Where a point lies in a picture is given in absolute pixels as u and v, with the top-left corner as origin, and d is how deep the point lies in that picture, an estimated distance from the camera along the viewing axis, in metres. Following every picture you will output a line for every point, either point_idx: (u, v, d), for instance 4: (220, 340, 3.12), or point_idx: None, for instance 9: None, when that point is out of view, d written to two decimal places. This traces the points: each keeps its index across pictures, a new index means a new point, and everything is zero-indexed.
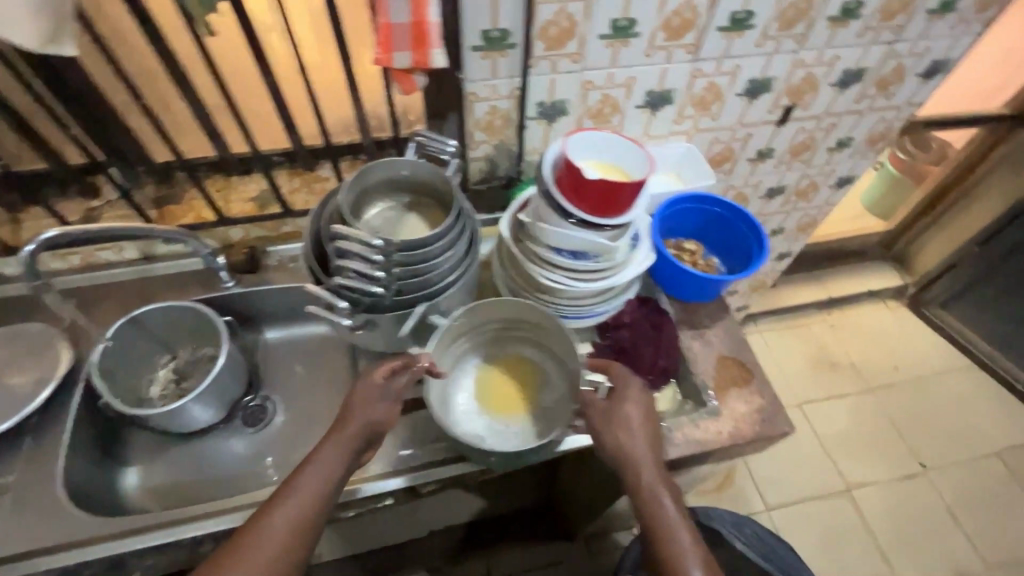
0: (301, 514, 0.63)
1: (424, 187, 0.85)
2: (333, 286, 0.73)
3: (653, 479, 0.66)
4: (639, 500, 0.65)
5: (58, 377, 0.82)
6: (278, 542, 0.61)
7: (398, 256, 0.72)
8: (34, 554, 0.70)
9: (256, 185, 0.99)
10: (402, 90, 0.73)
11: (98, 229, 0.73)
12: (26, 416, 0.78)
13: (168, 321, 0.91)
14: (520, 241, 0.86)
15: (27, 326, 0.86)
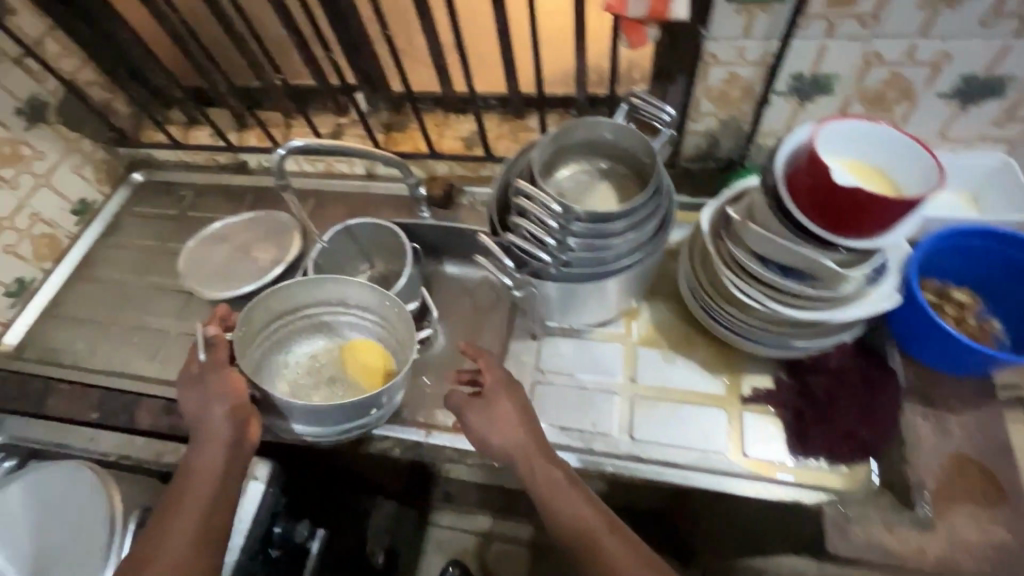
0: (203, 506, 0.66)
1: (625, 157, 0.77)
2: (503, 243, 0.71)
3: (544, 475, 0.65)
4: (541, 499, 0.65)
5: (287, 261, 0.99)
6: (190, 531, 0.65)
7: (577, 229, 0.67)
8: None
9: (468, 125, 1.02)
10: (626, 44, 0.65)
11: (333, 145, 0.82)
12: (262, 286, 0.95)
13: (371, 234, 1.01)
14: (718, 239, 0.73)
15: (279, 214, 1.06)
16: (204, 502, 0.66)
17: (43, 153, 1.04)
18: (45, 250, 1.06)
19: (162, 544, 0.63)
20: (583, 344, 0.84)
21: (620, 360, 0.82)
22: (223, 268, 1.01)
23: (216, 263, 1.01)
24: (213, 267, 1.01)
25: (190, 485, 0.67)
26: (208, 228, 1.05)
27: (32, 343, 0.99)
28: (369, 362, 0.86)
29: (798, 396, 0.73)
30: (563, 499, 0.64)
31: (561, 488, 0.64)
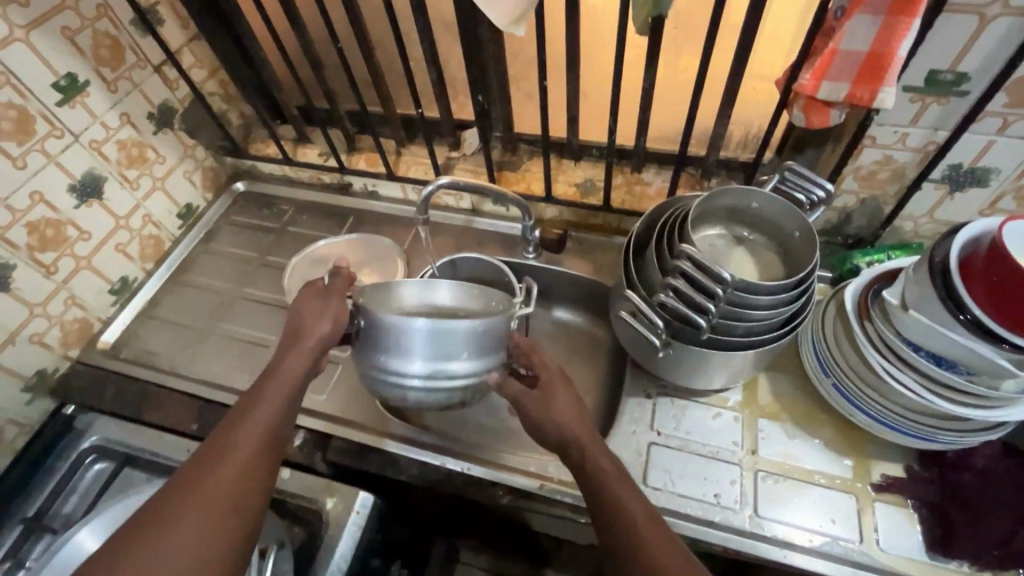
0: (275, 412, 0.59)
1: (768, 227, 0.77)
2: (655, 301, 0.70)
3: (598, 464, 0.60)
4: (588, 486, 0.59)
5: None
6: (257, 433, 0.56)
7: (738, 299, 0.66)
8: (339, 422, 0.87)
9: (582, 172, 1.03)
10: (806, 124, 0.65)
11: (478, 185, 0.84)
12: None
13: (475, 269, 1.02)
14: (866, 319, 0.72)
15: (383, 240, 1.08)
16: (285, 403, 0.60)
17: (163, 158, 1.06)
18: (149, 251, 1.07)
19: (240, 432, 0.56)
20: (699, 408, 0.82)
21: (739, 432, 0.79)
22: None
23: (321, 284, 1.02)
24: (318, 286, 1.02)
25: (274, 384, 0.62)
26: (312, 246, 1.06)
27: (128, 344, 0.99)
28: None
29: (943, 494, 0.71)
30: (613, 483, 0.58)
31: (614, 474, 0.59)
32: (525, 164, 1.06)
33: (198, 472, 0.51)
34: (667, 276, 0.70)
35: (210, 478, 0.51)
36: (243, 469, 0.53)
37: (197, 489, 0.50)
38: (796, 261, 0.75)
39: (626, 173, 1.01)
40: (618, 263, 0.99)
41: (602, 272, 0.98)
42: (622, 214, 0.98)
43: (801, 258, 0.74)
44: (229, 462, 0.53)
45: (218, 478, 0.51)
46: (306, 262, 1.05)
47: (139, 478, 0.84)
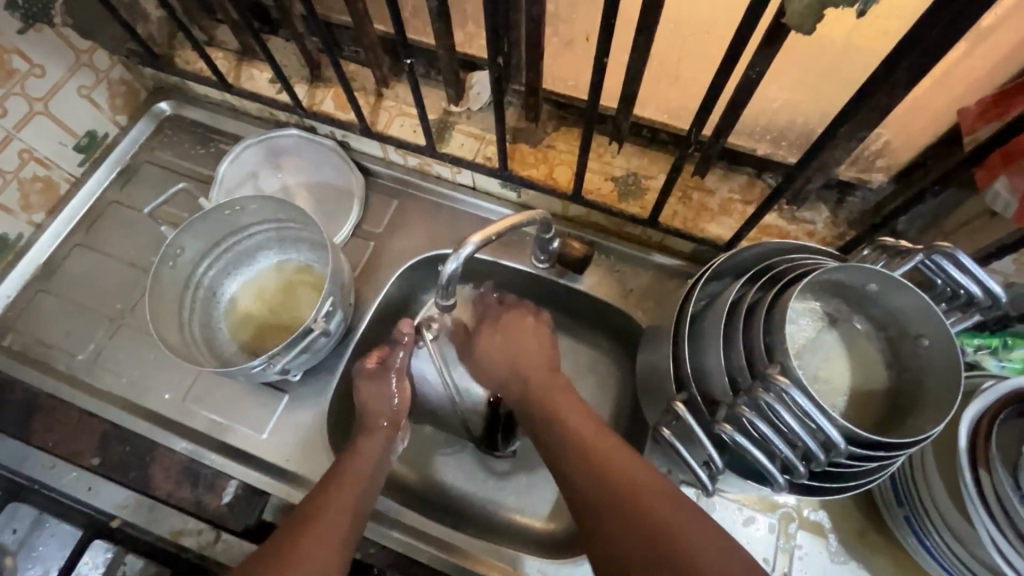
0: (356, 490, 0.57)
1: (885, 316, 0.55)
2: (715, 430, 0.50)
3: (577, 428, 0.57)
4: (558, 457, 0.56)
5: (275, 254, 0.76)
6: (345, 510, 0.55)
7: (838, 456, 0.46)
8: (276, 474, 0.68)
9: (625, 163, 0.77)
10: (1013, 208, 0.48)
11: (514, 224, 0.60)
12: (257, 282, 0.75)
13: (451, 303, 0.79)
14: (982, 469, 0.53)
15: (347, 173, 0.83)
16: (362, 483, 0.58)
17: (43, 68, 0.75)
18: (35, 199, 0.80)
19: (324, 505, 0.54)
20: (730, 507, 0.67)
21: (772, 547, 0.65)
22: (264, 320, 0.74)
23: (247, 296, 0.75)
24: (242, 305, 0.74)
25: (351, 465, 0.60)
26: (271, 139, 0.84)
27: (18, 327, 0.78)
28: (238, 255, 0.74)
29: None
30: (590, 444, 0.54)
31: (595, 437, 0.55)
32: (550, 137, 0.78)
33: (312, 517, 0.53)
34: (736, 398, 0.50)
35: (333, 526, 0.52)
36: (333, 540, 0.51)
37: (305, 555, 0.49)
38: (917, 374, 0.53)
39: (684, 172, 0.75)
40: (652, 293, 0.77)
41: (633, 302, 0.76)
42: (671, 231, 0.74)
43: (926, 376, 0.52)
44: (323, 544, 0.50)
45: (330, 531, 0.52)
46: (254, 157, 0.84)
47: (29, 513, 0.69)
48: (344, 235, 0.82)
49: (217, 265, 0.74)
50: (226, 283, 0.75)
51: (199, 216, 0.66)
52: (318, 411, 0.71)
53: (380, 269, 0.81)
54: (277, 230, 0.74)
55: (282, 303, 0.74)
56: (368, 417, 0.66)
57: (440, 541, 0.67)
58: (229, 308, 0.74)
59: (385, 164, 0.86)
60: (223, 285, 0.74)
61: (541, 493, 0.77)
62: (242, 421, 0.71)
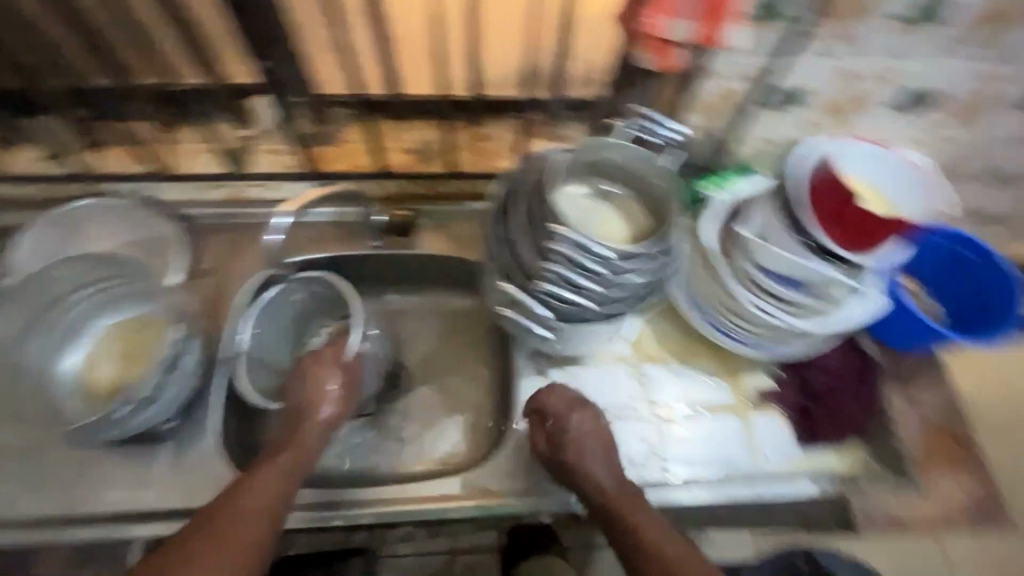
0: (273, 484, 0.62)
1: (628, 176, 0.72)
2: (535, 290, 0.64)
3: (652, 538, 0.61)
4: (629, 551, 0.61)
5: (103, 316, 0.74)
6: (258, 499, 0.60)
7: (621, 271, 0.62)
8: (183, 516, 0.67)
9: (417, 134, 0.88)
10: (653, 63, 0.63)
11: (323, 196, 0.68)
12: (91, 347, 0.73)
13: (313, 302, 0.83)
14: (727, 256, 0.74)
15: (162, 222, 0.83)
16: (280, 476, 0.63)
17: None
18: None
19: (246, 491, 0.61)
20: (592, 369, 0.81)
21: (631, 384, 0.80)
22: (114, 381, 0.71)
23: (90, 367, 0.72)
24: (85, 376, 0.71)
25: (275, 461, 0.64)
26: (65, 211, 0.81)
27: None
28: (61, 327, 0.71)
29: (793, 368, 0.78)
30: (654, 553, 0.60)
31: (630, 505, 0.64)
32: (344, 132, 0.87)
33: (226, 511, 0.59)
34: (543, 259, 0.63)
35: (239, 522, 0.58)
36: (240, 521, 0.58)
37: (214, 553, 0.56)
38: (660, 207, 0.71)
39: (466, 128, 0.88)
40: (478, 234, 0.89)
41: (465, 246, 0.88)
42: (474, 176, 0.88)
43: (664, 206, 0.71)
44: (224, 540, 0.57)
45: (241, 525, 0.58)
46: (51, 233, 0.81)
47: None
48: (178, 276, 0.82)
49: (39, 342, 0.70)
50: (61, 361, 0.71)
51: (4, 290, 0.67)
52: (209, 440, 0.71)
53: (228, 297, 0.83)
54: (99, 293, 0.72)
55: (132, 361, 0.73)
56: (314, 391, 0.69)
57: (365, 497, 0.72)
58: (71, 386, 0.71)
59: (199, 204, 0.87)
60: (55, 364, 0.71)
61: (449, 435, 0.85)
62: (126, 486, 0.69)
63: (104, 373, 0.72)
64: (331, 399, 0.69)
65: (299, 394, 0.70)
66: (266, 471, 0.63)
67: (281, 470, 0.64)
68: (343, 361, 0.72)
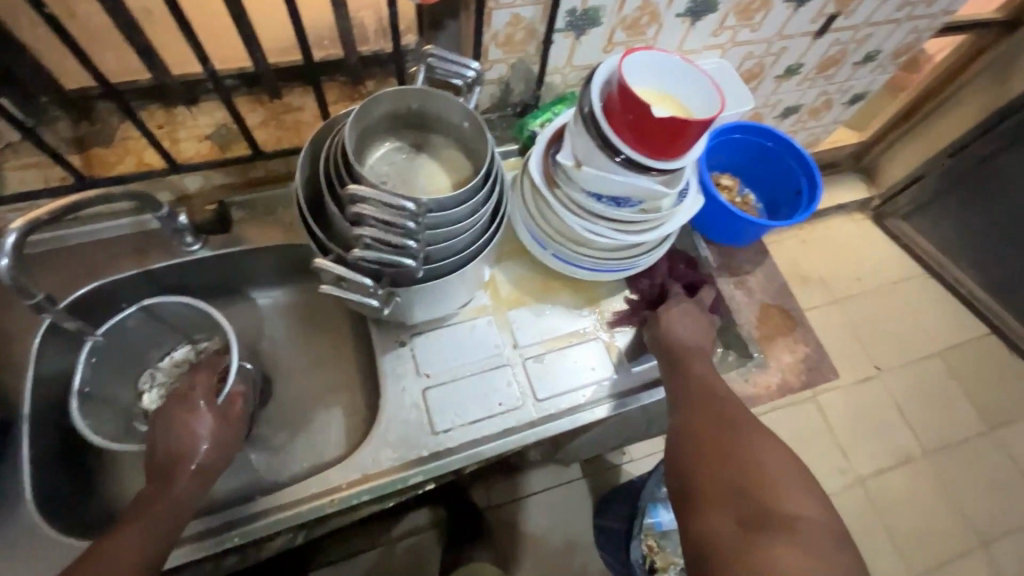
0: (154, 526, 0.56)
1: (438, 123, 0.69)
2: (355, 260, 0.59)
3: (728, 409, 0.64)
4: (683, 405, 0.67)
5: None
6: (140, 537, 0.55)
7: (439, 219, 0.59)
8: None
9: (208, 119, 0.78)
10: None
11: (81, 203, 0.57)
12: None
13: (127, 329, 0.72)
14: (555, 187, 0.73)
15: None
16: (168, 507, 0.57)
17: None
18: None
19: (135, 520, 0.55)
20: (454, 328, 0.79)
21: (495, 333, 0.79)
22: None
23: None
24: None
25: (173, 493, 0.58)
26: None
27: None
28: None
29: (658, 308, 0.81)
30: (722, 415, 0.64)
31: (718, 394, 0.66)
32: (119, 130, 0.75)
33: (116, 539, 0.54)
34: (355, 224, 0.59)
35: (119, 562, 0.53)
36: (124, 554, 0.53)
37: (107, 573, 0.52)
38: (476, 151, 0.69)
39: (265, 103, 0.80)
40: None
41: (295, 231, 0.81)
42: (285, 155, 0.80)
43: (479, 149, 0.68)
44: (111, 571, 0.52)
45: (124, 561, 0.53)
46: None
47: None
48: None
49: None
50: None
51: None
52: (23, 510, 0.62)
53: None
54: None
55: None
56: (172, 449, 0.61)
57: (228, 523, 0.65)
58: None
59: None
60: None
61: (325, 431, 0.80)
62: None
63: None
64: (205, 446, 0.62)
65: (164, 445, 0.61)
66: (157, 504, 0.57)
67: (162, 511, 0.57)
68: (216, 406, 0.65)
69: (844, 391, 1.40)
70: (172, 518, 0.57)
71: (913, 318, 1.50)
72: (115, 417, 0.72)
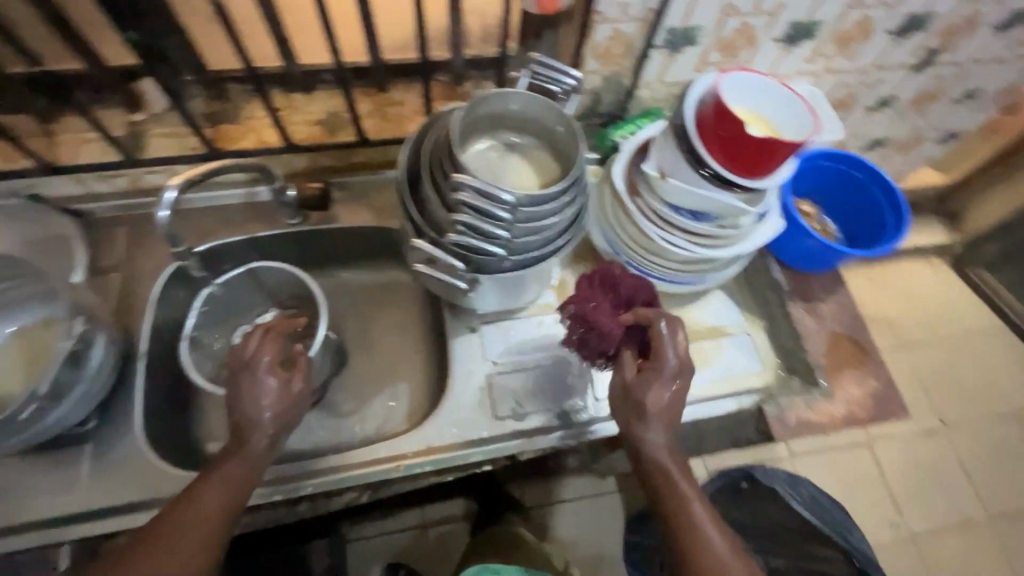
0: (223, 499, 0.58)
1: (532, 126, 0.74)
2: (448, 244, 0.64)
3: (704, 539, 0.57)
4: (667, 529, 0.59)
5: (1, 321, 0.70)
6: (206, 514, 0.57)
7: (528, 216, 0.63)
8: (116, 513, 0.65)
9: (321, 106, 0.86)
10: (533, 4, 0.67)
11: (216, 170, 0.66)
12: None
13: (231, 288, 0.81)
14: (636, 195, 0.76)
15: (54, 221, 0.78)
16: (232, 484, 0.59)
17: None
18: None
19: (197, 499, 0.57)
20: (522, 321, 0.82)
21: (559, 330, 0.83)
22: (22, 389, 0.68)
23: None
24: None
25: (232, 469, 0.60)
26: None
27: None
28: None
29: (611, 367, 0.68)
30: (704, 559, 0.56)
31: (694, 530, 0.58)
32: (245, 109, 0.84)
33: (184, 512, 0.56)
34: (451, 211, 0.63)
35: (185, 534, 0.55)
36: (191, 530, 0.56)
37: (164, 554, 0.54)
38: (565, 154, 0.73)
39: (372, 95, 0.86)
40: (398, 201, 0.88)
41: (385, 214, 0.87)
42: (384, 144, 0.86)
43: (568, 153, 0.72)
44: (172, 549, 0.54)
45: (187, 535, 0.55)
46: None
47: None
48: (79, 275, 0.77)
49: None
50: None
51: None
52: (133, 434, 0.69)
53: (140, 290, 0.79)
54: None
55: (40, 363, 0.70)
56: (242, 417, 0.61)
57: (303, 472, 0.72)
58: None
59: (92, 197, 0.82)
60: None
61: (391, 403, 0.85)
62: (50, 491, 0.66)
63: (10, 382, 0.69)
64: (270, 415, 0.61)
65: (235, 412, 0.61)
66: (217, 480, 0.59)
67: (231, 483, 0.59)
68: (282, 380, 0.63)
69: (905, 441, 1.34)
70: (247, 480, 0.60)
71: (987, 373, 1.42)
72: (212, 363, 0.80)
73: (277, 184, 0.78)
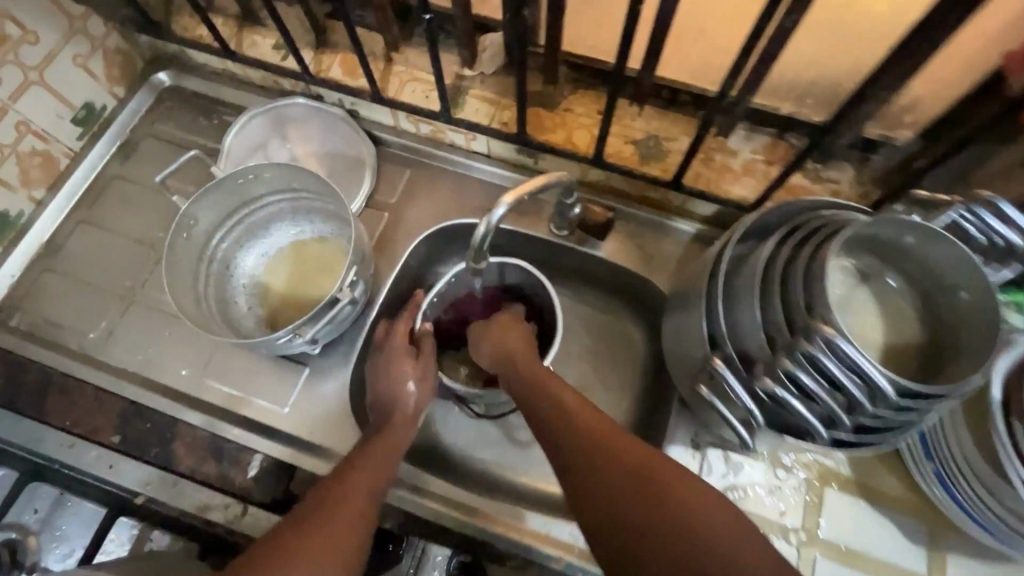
0: (376, 467, 0.58)
1: (918, 270, 0.55)
2: (756, 388, 0.50)
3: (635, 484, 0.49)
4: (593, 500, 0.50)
5: (290, 224, 0.74)
6: (364, 483, 0.56)
7: (886, 406, 0.45)
8: (306, 448, 0.67)
9: (645, 125, 0.75)
10: None
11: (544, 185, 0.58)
12: (270, 252, 0.74)
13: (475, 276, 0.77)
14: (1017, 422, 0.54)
15: (360, 143, 0.81)
16: (381, 459, 0.59)
17: (36, 35, 0.71)
18: (36, 174, 0.77)
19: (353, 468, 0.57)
20: (755, 464, 0.67)
21: (800, 503, 0.66)
22: (281, 294, 0.72)
23: (261, 269, 0.73)
24: (258, 281, 0.72)
25: (380, 448, 0.60)
26: (281, 104, 0.81)
27: (23, 307, 0.76)
28: (251, 229, 0.72)
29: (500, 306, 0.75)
30: (645, 487, 0.48)
31: (630, 456, 0.51)
32: (568, 100, 0.76)
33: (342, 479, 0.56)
34: (777, 353, 0.49)
35: (346, 501, 0.53)
36: (353, 497, 0.54)
37: (330, 517, 0.51)
38: (950, 327, 0.53)
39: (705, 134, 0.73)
40: (674, 257, 0.76)
41: (654, 267, 0.75)
42: (693, 192, 0.73)
43: (959, 329, 0.52)
44: (337, 517, 0.52)
45: (347, 504, 0.53)
46: (260, 123, 0.81)
47: (49, 493, 0.68)
48: (359, 204, 0.79)
49: (231, 236, 0.71)
50: (240, 256, 0.73)
51: (213, 184, 0.65)
52: (342, 380, 0.70)
53: (397, 238, 0.79)
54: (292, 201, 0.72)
55: (302, 273, 0.73)
56: (385, 391, 0.65)
57: (454, 502, 0.67)
58: (244, 282, 0.73)
59: (396, 132, 0.83)
60: (238, 257, 0.72)
61: None
62: (263, 395, 0.70)
63: (274, 282, 0.73)
64: (416, 387, 0.65)
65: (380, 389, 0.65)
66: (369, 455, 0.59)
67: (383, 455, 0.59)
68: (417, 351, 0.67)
69: None
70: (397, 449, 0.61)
71: None
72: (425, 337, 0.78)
73: (570, 199, 0.69)
